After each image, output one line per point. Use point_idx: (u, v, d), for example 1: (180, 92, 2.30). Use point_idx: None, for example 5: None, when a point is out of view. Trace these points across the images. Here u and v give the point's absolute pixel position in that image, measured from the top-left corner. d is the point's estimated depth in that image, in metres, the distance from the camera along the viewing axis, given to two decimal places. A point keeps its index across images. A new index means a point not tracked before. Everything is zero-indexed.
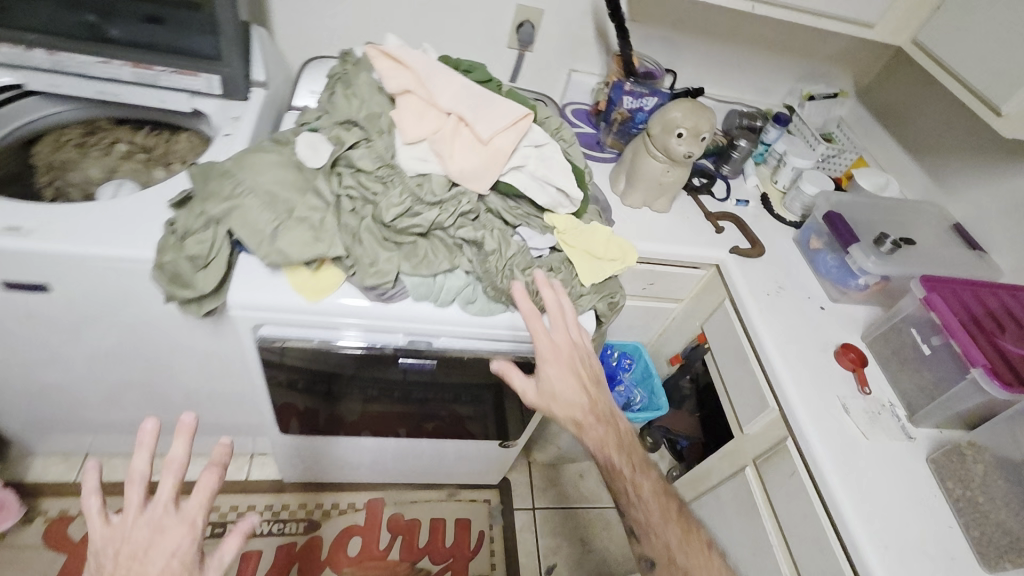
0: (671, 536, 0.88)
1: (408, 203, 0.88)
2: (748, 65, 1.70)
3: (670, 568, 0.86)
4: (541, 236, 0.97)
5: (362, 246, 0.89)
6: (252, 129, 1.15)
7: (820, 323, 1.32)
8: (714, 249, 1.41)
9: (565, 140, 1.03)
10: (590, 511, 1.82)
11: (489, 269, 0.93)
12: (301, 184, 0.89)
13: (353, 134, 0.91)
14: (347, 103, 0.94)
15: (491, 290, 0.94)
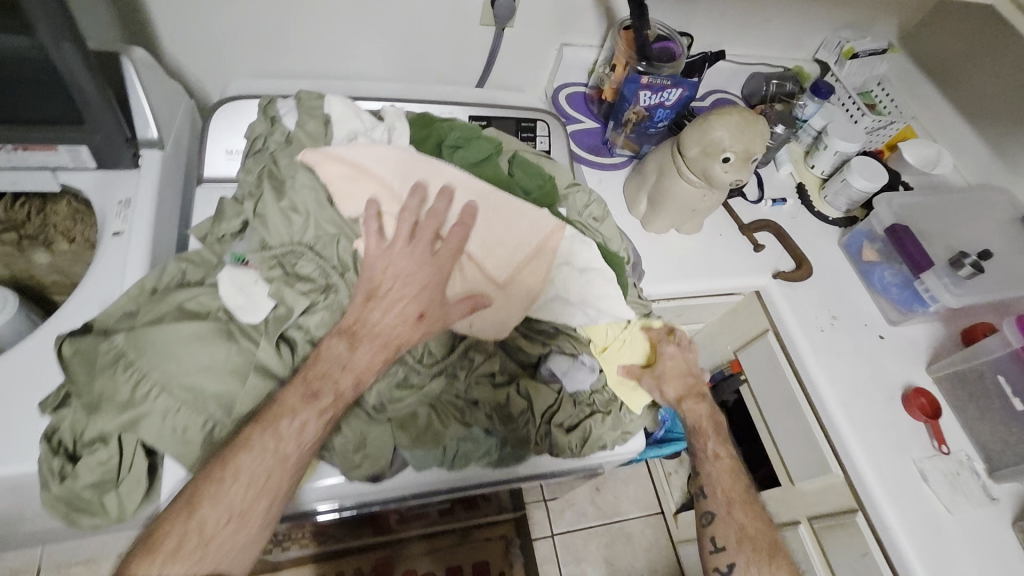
0: (733, 492, 0.87)
1: (398, 372, 0.67)
2: (780, 18, 1.35)
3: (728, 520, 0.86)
4: (580, 366, 0.72)
5: (341, 432, 0.66)
6: (152, 217, 0.82)
7: (882, 361, 1.14)
8: (755, 277, 1.18)
9: (595, 217, 0.79)
10: (611, 527, 1.71)
11: (518, 430, 0.70)
12: (239, 362, 0.61)
13: (314, 273, 0.66)
14: (284, 225, 0.67)
15: (523, 452, 0.71)
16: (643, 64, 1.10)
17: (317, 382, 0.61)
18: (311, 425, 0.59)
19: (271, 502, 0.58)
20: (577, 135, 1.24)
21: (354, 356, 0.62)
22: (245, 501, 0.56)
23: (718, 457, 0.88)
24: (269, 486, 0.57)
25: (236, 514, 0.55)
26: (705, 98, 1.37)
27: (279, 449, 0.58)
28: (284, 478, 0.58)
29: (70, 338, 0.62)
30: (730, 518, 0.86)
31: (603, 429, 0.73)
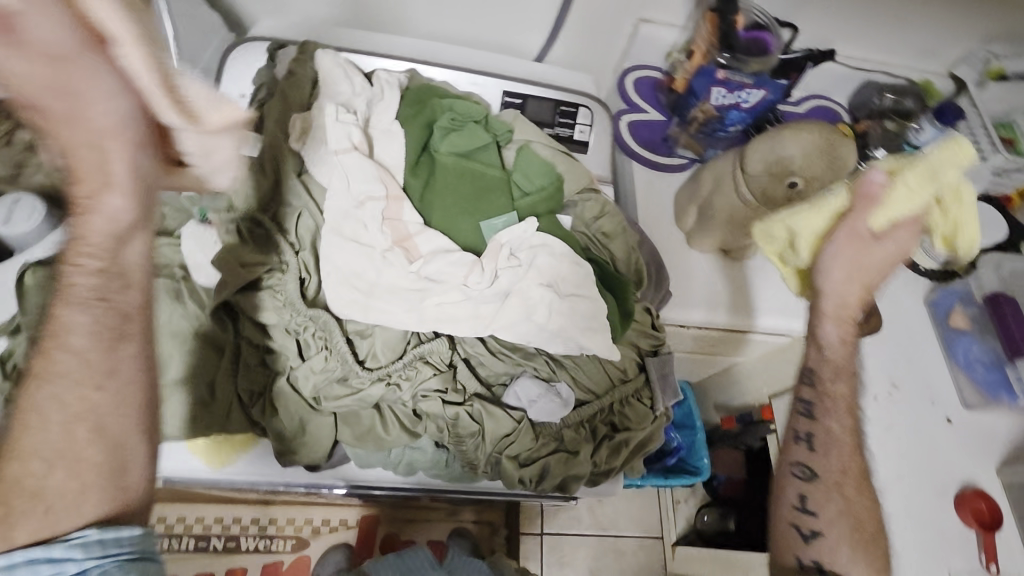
0: (841, 462, 0.76)
1: (337, 371, 0.63)
2: (913, 21, 1.12)
3: (829, 490, 0.75)
4: (546, 395, 0.67)
5: (279, 418, 0.63)
6: None
7: (942, 451, 0.96)
8: (808, 320, 1.02)
9: (604, 232, 0.76)
10: (605, 540, 1.56)
11: (467, 453, 0.66)
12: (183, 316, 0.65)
13: (269, 244, 0.66)
14: (255, 188, 0.69)
15: (468, 471, 0.67)
16: (724, 54, 0.94)
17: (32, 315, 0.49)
18: (74, 338, 0.52)
19: (107, 410, 0.52)
20: (635, 126, 1.10)
21: (79, 253, 0.52)
22: (63, 408, 0.51)
23: (829, 430, 0.77)
24: (84, 399, 0.52)
25: (66, 442, 0.50)
26: (798, 104, 1.19)
27: (75, 366, 0.52)
28: (97, 380, 0.52)
29: (37, 267, 0.63)
30: (833, 490, 0.75)
31: (565, 471, 0.67)
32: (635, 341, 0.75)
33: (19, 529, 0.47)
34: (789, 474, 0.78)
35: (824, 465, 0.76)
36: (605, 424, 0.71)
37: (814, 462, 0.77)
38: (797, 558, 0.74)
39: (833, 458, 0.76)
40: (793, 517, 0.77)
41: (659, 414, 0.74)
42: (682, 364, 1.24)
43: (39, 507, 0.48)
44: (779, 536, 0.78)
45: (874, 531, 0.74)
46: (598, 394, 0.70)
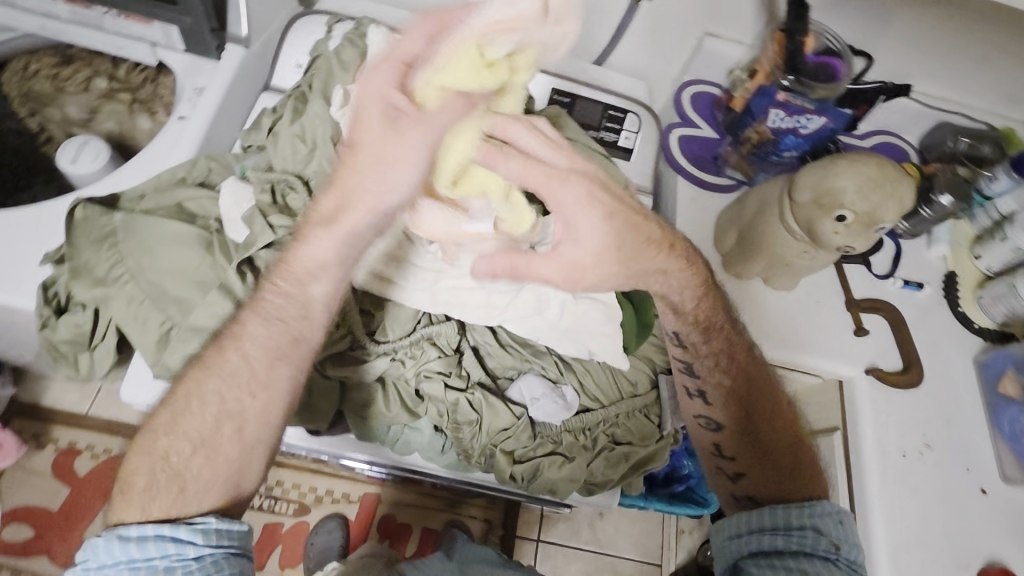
0: (743, 398, 0.72)
1: (348, 340, 0.65)
2: (1003, 64, 1.04)
3: (741, 434, 0.72)
4: (549, 396, 0.67)
5: None
6: (214, 112, 0.82)
7: (970, 523, 0.90)
8: (843, 363, 0.97)
9: None
10: (600, 559, 1.52)
11: (462, 440, 0.67)
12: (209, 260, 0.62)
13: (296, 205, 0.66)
14: (291, 151, 0.68)
15: (462, 458, 0.68)
16: (789, 78, 0.90)
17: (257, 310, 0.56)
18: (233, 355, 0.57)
19: (245, 420, 0.57)
20: (685, 141, 1.07)
21: (280, 282, 0.57)
22: (218, 404, 0.56)
23: (717, 374, 0.72)
24: (232, 401, 0.57)
25: (210, 433, 0.56)
26: (864, 138, 1.13)
27: (237, 371, 0.57)
28: (255, 389, 0.57)
29: (85, 203, 0.66)
30: (742, 422, 0.72)
31: (558, 474, 0.67)
32: (652, 356, 0.76)
33: (154, 504, 0.55)
34: (700, 427, 0.75)
35: (717, 413, 0.73)
36: (607, 435, 0.70)
37: (713, 413, 0.74)
38: (726, 494, 0.74)
39: (729, 405, 0.73)
40: (715, 464, 0.75)
41: (667, 435, 0.73)
42: None
43: (175, 488, 0.55)
44: (712, 479, 0.76)
45: (791, 453, 0.71)
46: (603, 404, 0.70)
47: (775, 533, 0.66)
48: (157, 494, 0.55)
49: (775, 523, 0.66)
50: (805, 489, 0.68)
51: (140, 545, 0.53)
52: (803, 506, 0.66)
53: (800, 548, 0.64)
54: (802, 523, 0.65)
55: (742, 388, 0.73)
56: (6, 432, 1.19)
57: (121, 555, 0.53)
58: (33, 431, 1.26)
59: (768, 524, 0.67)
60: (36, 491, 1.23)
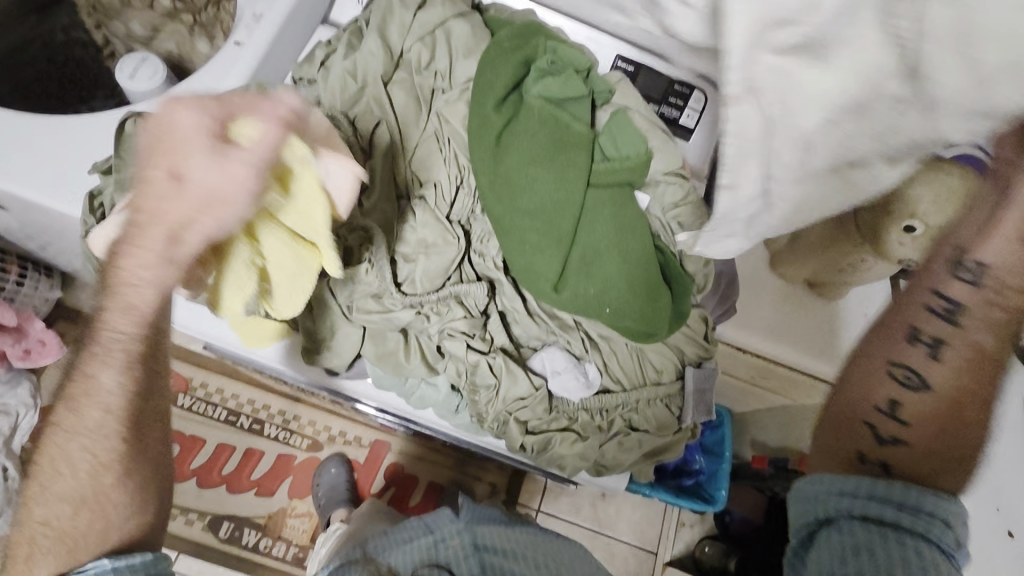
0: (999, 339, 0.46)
1: (376, 286, 0.65)
2: None
3: (955, 402, 0.47)
4: (571, 374, 0.66)
5: (315, 316, 0.66)
6: (270, 40, 0.80)
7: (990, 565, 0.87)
8: None
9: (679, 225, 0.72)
10: (597, 537, 1.53)
11: (478, 403, 0.67)
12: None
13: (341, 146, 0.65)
14: (340, 89, 0.67)
15: (475, 420, 0.68)
16: None
17: (69, 406, 0.55)
18: (87, 411, 0.55)
19: (114, 477, 0.57)
20: None
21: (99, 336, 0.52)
22: (90, 457, 0.56)
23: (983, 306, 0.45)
24: (105, 453, 0.56)
25: (89, 491, 0.56)
26: None
27: (82, 431, 0.55)
28: (100, 448, 0.56)
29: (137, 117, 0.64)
30: (959, 386, 0.47)
31: (570, 451, 0.67)
32: (681, 346, 0.70)
33: (41, 565, 0.55)
34: (884, 377, 0.49)
35: (941, 377, 0.47)
36: (625, 417, 0.69)
37: (928, 369, 0.48)
38: (855, 453, 0.51)
39: (964, 357, 0.47)
40: (865, 414, 0.50)
41: (685, 428, 0.70)
42: (725, 388, 1.18)
43: (64, 547, 0.55)
44: (824, 444, 0.53)
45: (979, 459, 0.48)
46: (624, 387, 0.68)
47: (874, 504, 0.48)
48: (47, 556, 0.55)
49: (875, 493, 0.48)
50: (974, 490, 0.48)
51: None
52: (945, 495, 0.47)
53: (915, 527, 0.47)
54: (920, 500, 0.47)
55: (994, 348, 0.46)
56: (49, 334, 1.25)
57: None
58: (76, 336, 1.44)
59: (870, 493, 0.48)
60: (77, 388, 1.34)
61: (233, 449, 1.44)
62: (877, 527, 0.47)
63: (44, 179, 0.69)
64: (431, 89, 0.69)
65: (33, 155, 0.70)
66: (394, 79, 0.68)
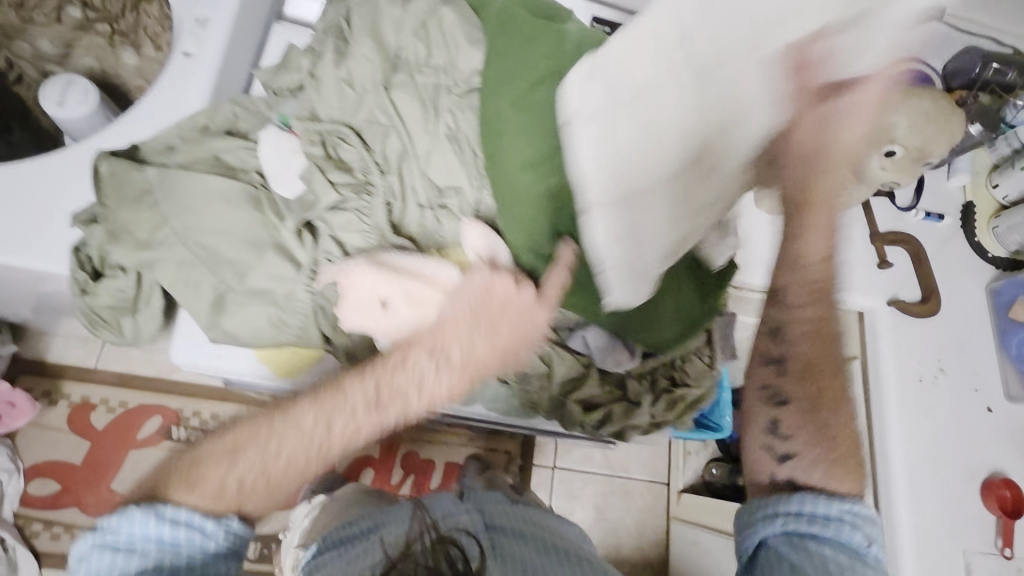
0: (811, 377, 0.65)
1: None
2: None
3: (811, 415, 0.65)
4: (611, 351, 0.67)
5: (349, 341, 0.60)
6: (224, 45, 0.74)
7: (977, 436, 0.95)
8: (862, 296, 1.00)
9: None
10: (612, 480, 1.62)
11: (530, 391, 0.69)
12: (263, 218, 0.56)
13: (349, 156, 0.59)
14: (337, 98, 0.60)
15: (529, 407, 0.71)
16: None
17: (386, 393, 0.57)
18: (315, 422, 0.57)
19: (286, 484, 0.57)
20: None
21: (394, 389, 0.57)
22: (283, 467, 0.56)
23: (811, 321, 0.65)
24: (298, 467, 0.57)
25: (275, 484, 0.56)
26: None
27: (297, 437, 0.56)
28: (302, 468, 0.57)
29: (108, 157, 0.58)
30: (813, 408, 0.65)
31: (626, 418, 0.70)
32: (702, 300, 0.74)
33: (196, 497, 0.54)
34: (762, 406, 0.67)
35: (793, 385, 0.66)
36: (665, 371, 0.74)
37: (782, 385, 0.66)
38: (768, 475, 0.65)
39: (803, 378, 0.65)
40: (762, 440, 0.66)
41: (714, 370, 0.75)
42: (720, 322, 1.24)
43: (227, 500, 0.55)
44: (748, 467, 0.67)
45: (846, 440, 0.63)
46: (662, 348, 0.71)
47: (783, 517, 0.59)
48: (211, 497, 0.54)
49: (772, 507, 0.61)
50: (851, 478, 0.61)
51: (171, 526, 0.52)
52: (839, 500, 0.59)
53: (824, 536, 0.58)
54: (822, 513, 0.59)
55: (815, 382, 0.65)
56: (19, 393, 1.26)
57: (151, 528, 0.52)
58: (46, 387, 1.40)
59: (776, 508, 0.60)
60: (64, 446, 1.38)
61: None
62: (795, 539, 0.58)
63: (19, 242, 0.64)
64: (434, 86, 0.59)
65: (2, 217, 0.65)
66: (394, 82, 0.59)
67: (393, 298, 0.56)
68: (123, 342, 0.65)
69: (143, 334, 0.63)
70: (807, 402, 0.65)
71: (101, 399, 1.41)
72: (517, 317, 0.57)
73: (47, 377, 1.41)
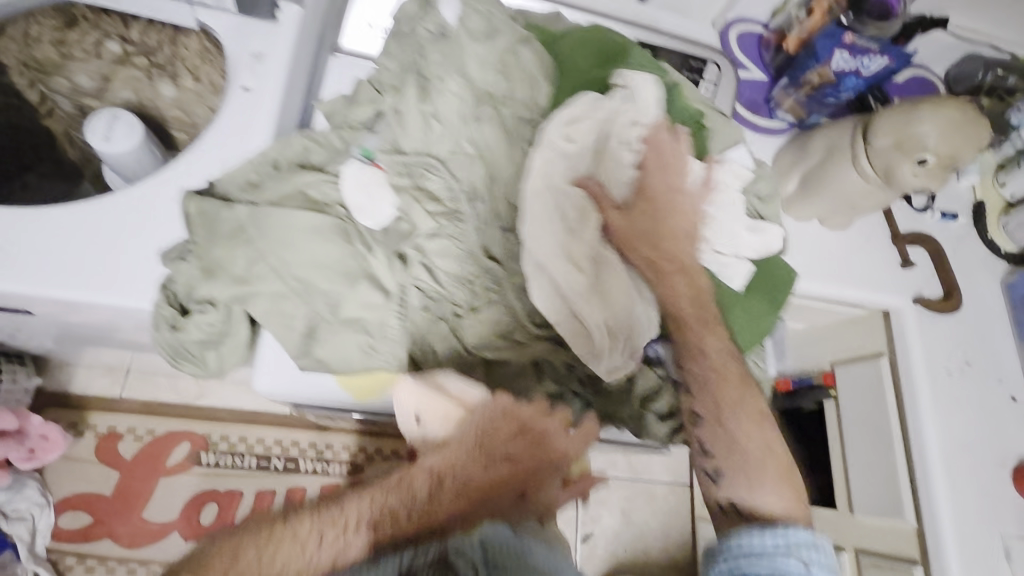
0: (724, 396, 0.66)
1: (509, 326, 0.63)
2: None
3: (717, 433, 0.66)
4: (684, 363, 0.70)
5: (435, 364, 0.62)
6: (282, 79, 0.76)
7: (1006, 426, 0.99)
8: (889, 295, 1.03)
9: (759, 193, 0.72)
10: (636, 484, 1.64)
11: (607, 406, 0.70)
12: (354, 252, 0.59)
13: (431, 187, 0.61)
14: (413, 130, 0.62)
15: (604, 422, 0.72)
16: (846, 16, 0.92)
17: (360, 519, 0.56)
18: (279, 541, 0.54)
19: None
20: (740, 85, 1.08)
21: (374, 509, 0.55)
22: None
23: (706, 352, 0.65)
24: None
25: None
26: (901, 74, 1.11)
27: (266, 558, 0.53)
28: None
29: (196, 196, 0.60)
30: (720, 427, 0.66)
31: None
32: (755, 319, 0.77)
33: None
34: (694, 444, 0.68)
35: (699, 406, 0.67)
36: None
37: (694, 407, 0.67)
38: (718, 507, 0.66)
39: (706, 397, 0.66)
40: (709, 489, 0.67)
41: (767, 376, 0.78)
42: None
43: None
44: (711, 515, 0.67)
45: (767, 459, 0.65)
46: None
47: (727, 559, 0.61)
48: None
49: (721, 553, 0.62)
50: (777, 497, 0.64)
51: None
52: (771, 529, 0.60)
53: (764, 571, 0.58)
54: (758, 548, 0.59)
55: (729, 405, 0.66)
56: (53, 426, 1.24)
57: None
58: (71, 419, 1.38)
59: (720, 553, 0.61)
60: (93, 478, 1.36)
61: (273, 494, 1.41)
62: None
63: (98, 279, 0.65)
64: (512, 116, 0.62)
65: (75, 256, 0.66)
66: (475, 114, 0.61)
67: (415, 411, 0.59)
68: (198, 375, 0.66)
69: (222, 367, 0.65)
70: (726, 420, 0.66)
71: (127, 428, 1.40)
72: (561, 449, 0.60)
73: (73, 408, 1.39)
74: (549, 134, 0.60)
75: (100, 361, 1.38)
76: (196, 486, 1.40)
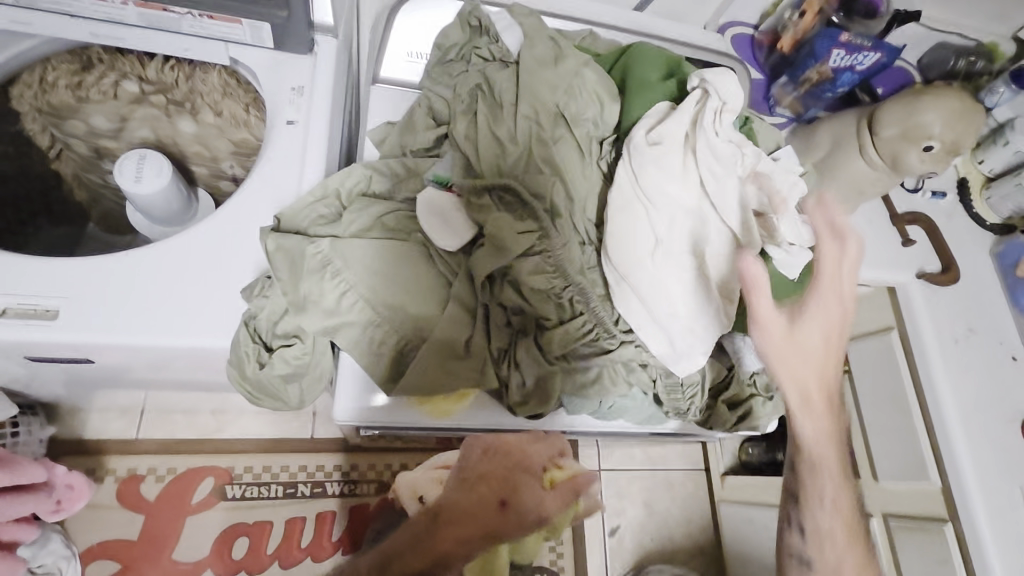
0: (834, 525, 0.75)
1: (594, 334, 0.65)
2: None
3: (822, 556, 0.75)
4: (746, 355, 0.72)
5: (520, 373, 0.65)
6: (329, 111, 0.78)
7: (1010, 382, 1.08)
8: (895, 272, 1.11)
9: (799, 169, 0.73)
10: None
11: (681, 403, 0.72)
12: (437, 279, 0.65)
13: (505, 208, 0.65)
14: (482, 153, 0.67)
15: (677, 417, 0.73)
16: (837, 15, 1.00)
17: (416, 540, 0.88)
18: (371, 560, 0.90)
19: None
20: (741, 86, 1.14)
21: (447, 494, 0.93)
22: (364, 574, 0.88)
23: (829, 502, 0.74)
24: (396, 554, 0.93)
25: None
26: None
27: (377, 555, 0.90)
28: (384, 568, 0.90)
29: (274, 233, 0.63)
30: (830, 551, 0.75)
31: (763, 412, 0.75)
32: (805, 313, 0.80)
33: None
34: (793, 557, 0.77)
35: (815, 525, 0.75)
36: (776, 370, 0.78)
37: (801, 520, 0.76)
38: None
39: (829, 519, 0.75)
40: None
41: None
42: None
43: None
44: None
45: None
46: None
47: None
48: None
49: None
50: None
51: None
52: None
53: None
54: None
55: (837, 529, 0.75)
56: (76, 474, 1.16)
57: None
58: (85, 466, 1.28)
59: None
60: (112, 526, 1.25)
61: (303, 519, 1.33)
62: None
63: (175, 324, 0.66)
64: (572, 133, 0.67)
65: (147, 301, 0.66)
66: (537, 133, 0.66)
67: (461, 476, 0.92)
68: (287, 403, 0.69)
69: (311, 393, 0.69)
70: (838, 546, 0.75)
71: (148, 468, 1.29)
72: (528, 459, 0.85)
73: (89, 455, 1.27)
74: (632, 143, 0.64)
75: (114, 403, 1.28)
76: (222, 522, 1.29)
